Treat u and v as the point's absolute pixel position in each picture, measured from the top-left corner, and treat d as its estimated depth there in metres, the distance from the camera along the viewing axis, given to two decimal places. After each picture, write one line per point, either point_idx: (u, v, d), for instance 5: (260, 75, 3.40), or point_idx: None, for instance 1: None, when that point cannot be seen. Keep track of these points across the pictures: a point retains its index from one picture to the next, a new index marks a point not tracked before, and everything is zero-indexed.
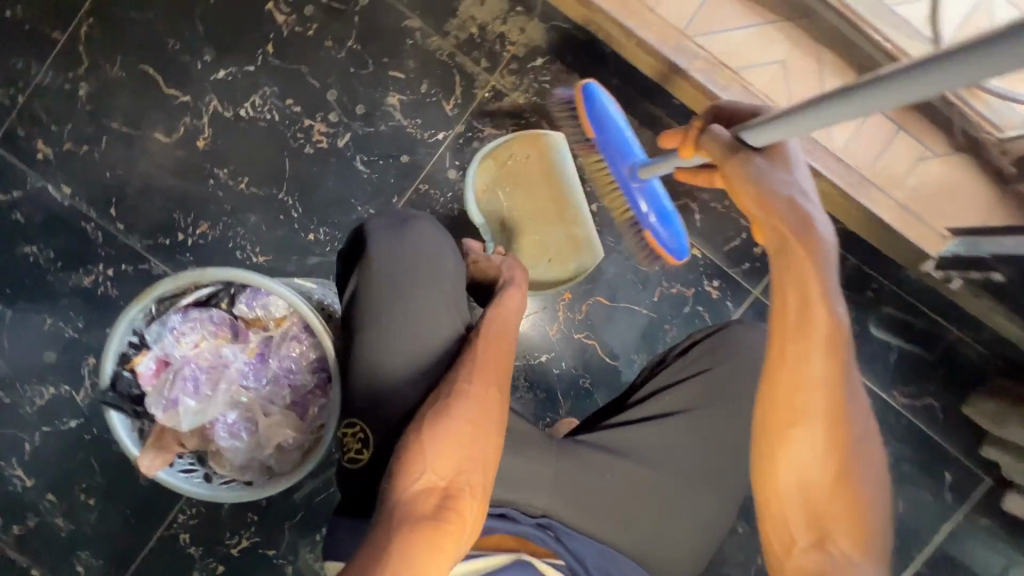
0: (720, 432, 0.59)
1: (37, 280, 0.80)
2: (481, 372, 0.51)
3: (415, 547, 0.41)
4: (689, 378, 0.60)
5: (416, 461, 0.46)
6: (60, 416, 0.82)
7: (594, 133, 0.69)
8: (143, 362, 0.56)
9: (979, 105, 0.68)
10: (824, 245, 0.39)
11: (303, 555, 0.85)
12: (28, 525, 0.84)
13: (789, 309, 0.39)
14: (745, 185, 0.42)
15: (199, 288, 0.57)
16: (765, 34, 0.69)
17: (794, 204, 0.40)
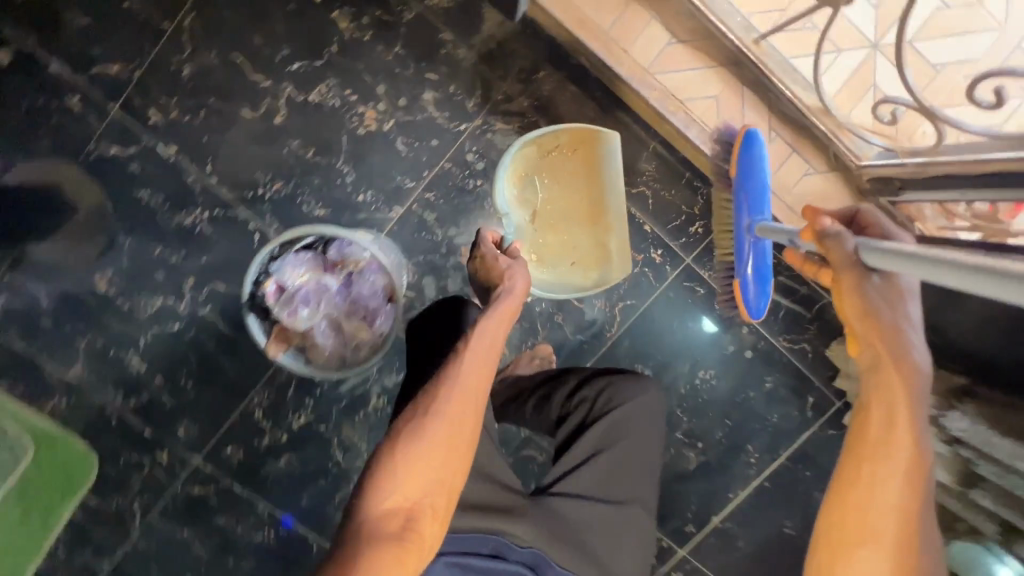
0: (622, 457, 0.90)
1: (148, 217, 1.05)
2: (455, 404, 0.70)
3: (380, 548, 0.60)
4: (599, 422, 0.91)
5: (390, 487, 0.65)
6: (166, 321, 1.10)
7: (740, 176, 0.86)
8: (269, 285, 0.87)
9: (844, 140, 0.94)
10: (920, 374, 0.56)
11: (346, 430, 1.18)
12: (142, 399, 1.14)
13: (872, 432, 0.57)
14: (852, 294, 0.59)
15: (305, 237, 0.87)
16: (706, 76, 0.95)
17: (899, 332, 0.57)
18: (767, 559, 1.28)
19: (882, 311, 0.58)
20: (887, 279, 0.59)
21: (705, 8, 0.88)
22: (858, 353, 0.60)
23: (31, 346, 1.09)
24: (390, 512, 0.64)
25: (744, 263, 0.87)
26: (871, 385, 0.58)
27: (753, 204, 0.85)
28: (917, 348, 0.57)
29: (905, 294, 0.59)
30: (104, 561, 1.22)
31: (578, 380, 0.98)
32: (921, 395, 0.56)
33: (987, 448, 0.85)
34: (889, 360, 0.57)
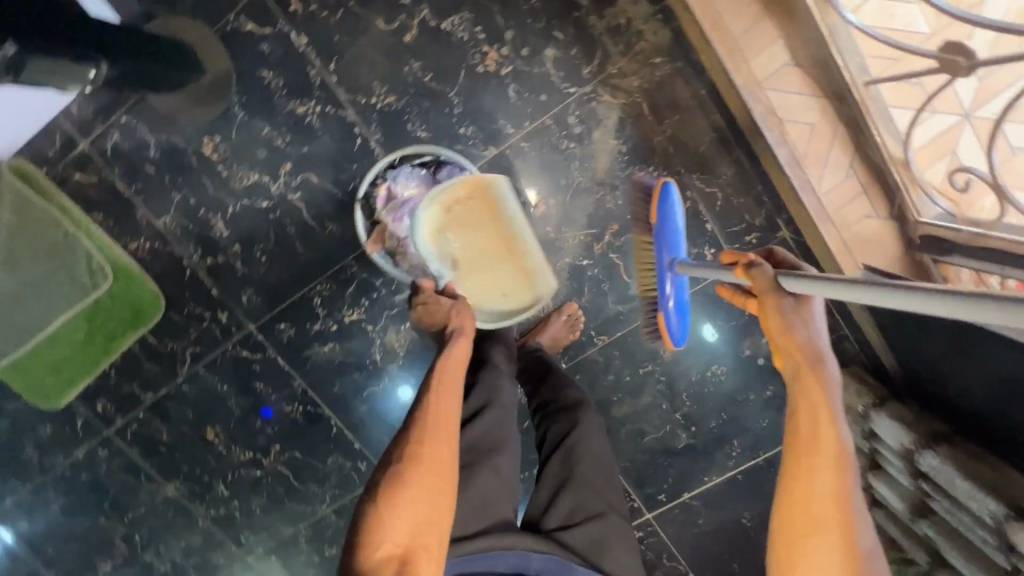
0: (592, 467, 0.90)
1: (265, 97, 1.14)
2: (426, 445, 0.75)
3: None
4: (555, 450, 0.92)
5: (380, 536, 0.67)
6: (256, 196, 1.20)
7: (657, 222, 0.98)
8: (383, 190, 1.14)
9: (914, 195, 1.02)
10: (828, 372, 0.70)
11: (390, 335, 1.30)
12: (217, 261, 1.25)
13: (802, 427, 0.68)
14: (773, 317, 0.72)
15: (420, 157, 1.13)
16: (809, 103, 1.04)
17: (812, 341, 0.71)
18: (720, 539, 1.45)
19: (796, 327, 0.71)
20: (800, 300, 0.73)
21: (833, 41, 0.95)
22: (782, 365, 0.73)
23: (132, 187, 1.21)
24: (383, 559, 0.65)
25: (667, 297, 0.98)
26: (797, 389, 0.70)
27: (671, 245, 0.97)
28: (823, 350, 0.71)
29: (815, 311, 0.73)
30: (148, 394, 1.36)
31: (538, 414, 1.01)
32: (833, 388, 0.70)
33: (946, 484, 0.97)
34: (806, 367, 0.70)
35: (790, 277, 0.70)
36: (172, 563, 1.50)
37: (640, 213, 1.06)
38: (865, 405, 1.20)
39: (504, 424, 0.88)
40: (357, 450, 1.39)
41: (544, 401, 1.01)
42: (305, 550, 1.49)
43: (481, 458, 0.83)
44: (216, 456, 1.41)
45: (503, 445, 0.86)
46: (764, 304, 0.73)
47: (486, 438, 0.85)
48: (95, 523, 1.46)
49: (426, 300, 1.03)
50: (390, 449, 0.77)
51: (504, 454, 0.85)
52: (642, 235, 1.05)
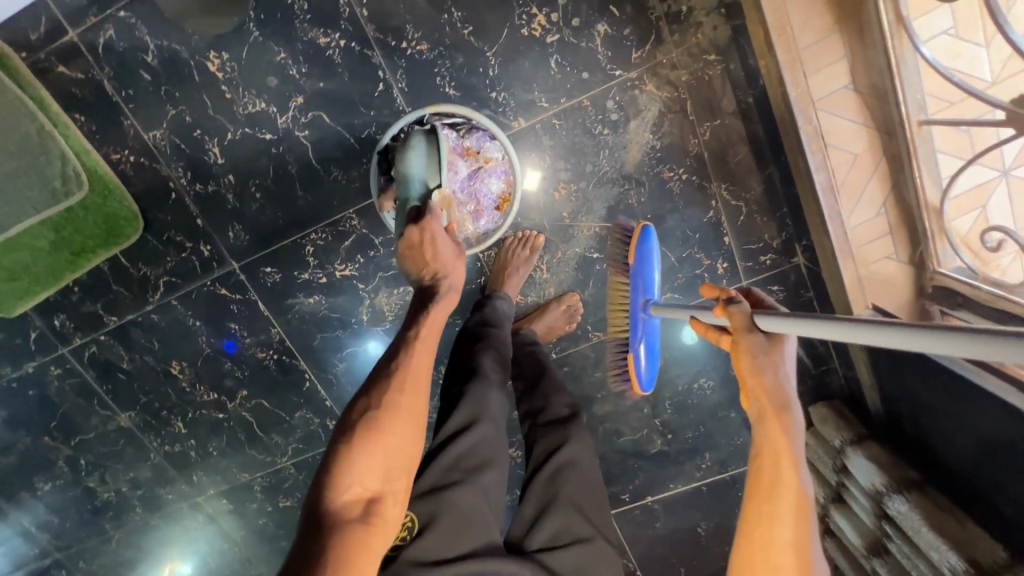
0: (578, 487, 0.87)
1: (287, 19, 1.06)
2: (405, 394, 0.73)
3: (349, 533, 0.61)
4: (540, 468, 0.89)
5: (348, 480, 0.66)
6: (261, 126, 1.12)
7: (634, 262, 1.01)
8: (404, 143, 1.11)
9: (939, 244, 0.97)
10: (794, 419, 0.64)
11: (380, 297, 1.23)
12: (208, 188, 1.16)
13: (762, 473, 0.62)
14: (745, 355, 0.66)
15: (456, 117, 1.10)
16: (858, 132, 1.00)
17: (779, 385, 0.64)
18: (673, 545, 1.46)
19: (766, 369, 0.65)
20: (772, 340, 0.67)
21: (896, 72, 0.90)
22: (747, 406, 0.66)
23: (121, 91, 1.10)
24: (352, 500, 0.65)
25: (637, 339, 1.00)
26: (759, 435, 0.64)
27: (645, 288, 1.00)
28: (790, 394, 0.65)
29: (785, 357, 0.67)
30: (112, 318, 1.27)
31: (527, 422, 0.99)
32: (798, 433, 0.63)
33: (911, 531, 0.98)
34: (769, 409, 0.64)
35: (778, 319, 0.63)
36: (117, 492, 1.45)
37: (617, 253, 1.09)
38: (842, 440, 1.22)
39: (490, 437, 0.84)
40: (327, 406, 1.34)
41: (534, 410, 0.99)
42: (258, 499, 1.45)
43: (464, 477, 0.80)
44: (177, 391, 1.34)
45: (491, 461, 0.83)
46: (736, 343, 0.67)
47: (473, 456, 0.82)
48: (38, 442, 1.38)
49: (416, 240, 0.91)
50: (364, 393, 0.74)
51: (491, 469, 0.82)
52: (617, 275, 1.08)
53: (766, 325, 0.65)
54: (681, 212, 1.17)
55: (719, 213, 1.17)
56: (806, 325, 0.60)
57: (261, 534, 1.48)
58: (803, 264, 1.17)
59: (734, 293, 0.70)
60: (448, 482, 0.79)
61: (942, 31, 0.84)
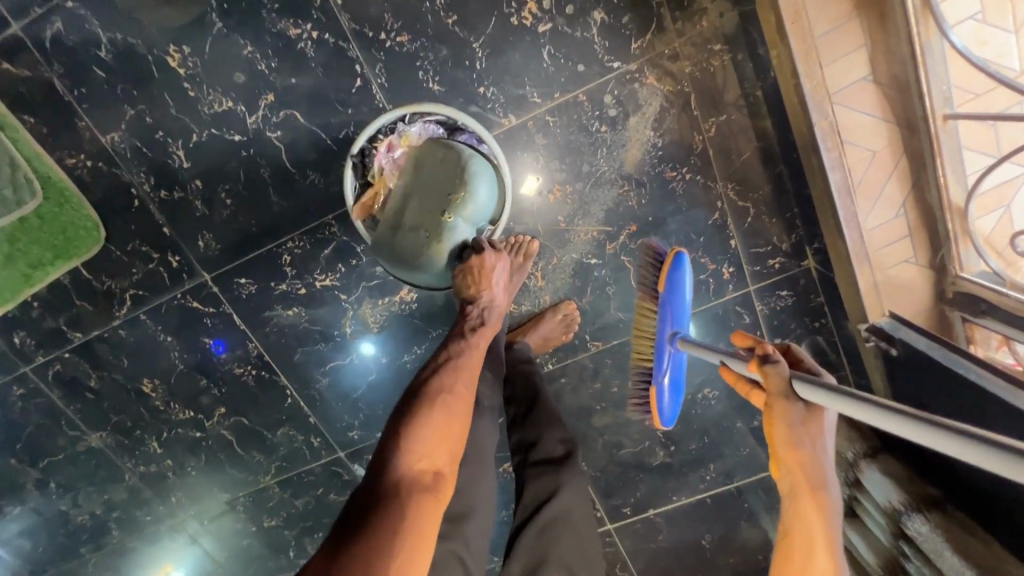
0: (571, 543, 0.82)
1: (254, 9, 0.97)
2: (467, 382, 0.79)
3: (419, 498, 0.63)
4: (530, 519, 0.83)
5: (417, 451, 0.67)
6: (229, 127, 1.03)
7: (665, 291, 0.94)
8: (381, 144, 1.04)
9: (963, 246, 0.89)
10: (830, 499, 0.62)
11: (364, 308, 1.16)
12: (173, 195, 1.07)
13: (793, 556, 0.61)
14: (781, 424, 0.63)
15: (438, 114, 1.03)
16: (877, 126, 0.92)
17: (816, 461, 0.63)
18: (676, 558, 1.40)
19: (802, 442, 0.63)
20: (810, 410, 0.64)
21: (921, 62, 0.82)
22: (778, 477, 0.65)
23: (73, 90, 1.00)
24: (422, 468, 0.66)
25: (662, 371, 0.93)
26: (791, 512, 0.62)
27: (675, 318, 0.94)
28: (828, 471, 0.63)
29: (824, 428, 0.64)
30: (76, 334, 1.18)
31: (517, 457, 0.92)
32: (834, 515, 0.62)
33: (932, 554, 0.91)
34: (804, 486, 0.63)
35: (814, 389, 0.61)
36: (91, 515, 1.37)
37: (646, 279, 0.98)
38: (856, 453, 1.16)
39: (476, 479, 0.79)
40: (310, 423, 1.27)
41: (525, 444, 0.92)
42: (241, 519, 1.38)
43: (447, 527, 0.74)
44: (151, 410, 1.26)
45: (472, 510, 0.77)
46: (771, 408, 0.65)
47: (455, 502, 0.77)
48: (4, 465, 1.30)
49: (488, 264, 0.95)
50: (427, 379, 0.78)
51: (474, 520, 0.76)
52: (646, 303, 0.97)
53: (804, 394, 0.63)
54: (685, 213, 1.09)
55: (724, 214, 1.09)
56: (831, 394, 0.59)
57: (246, 554, 1.41)
58: (814, 268, 1.10)
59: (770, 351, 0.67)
60: None
61: (969, 16, 0.77)
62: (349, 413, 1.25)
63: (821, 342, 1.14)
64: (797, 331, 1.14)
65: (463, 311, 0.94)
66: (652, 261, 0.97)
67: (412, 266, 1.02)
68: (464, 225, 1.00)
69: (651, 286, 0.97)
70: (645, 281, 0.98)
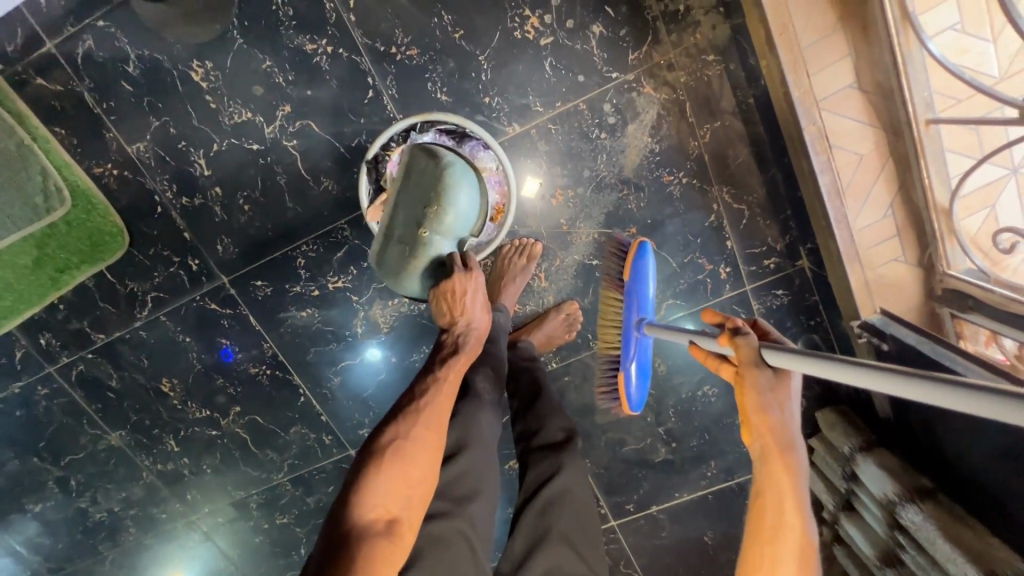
0: (572, 520, 0.85)
1: (272, 26, 1.03)
2: (430, 426, 0.77)
3: (372, 547, 0.65)
4: (532, 499, 0.86)
5: (371, 500, 0.69)
6: (247, 136, 1.08)
7: (631, 280, 0.99)
8: (395, 153, 1.09)
9: (950, 245, 0.93)
10: (798, 458, 0.66)
11: (375, 309, 1.20)
12: (194, 201, 1.13)
13: (767, 516, 0.64)
14: (750, 390, 0.68)
15: (449, 124, 1.08)
16: (863, 132, 0.96)
17: (783, 425, 0.67)
18: (679, 555, 1.43)
19: (771, 407, 0.67)
20: (779, 374, 0.68)
21: (902, 70, 0.87)
22: (750, 443, 0.69)
23: (102, 104, 1.06)
24: (375, 517, 0.68)
25: (630, 359, 0.99)
26: (763, 473, 0.66)
27: (640, 306, 0.98)
28: (795, 433, 0.67)
29: (791, 394, 0.68)
30: (99, 335, 1.23)
31: (520, 445, 0.95)
32: (802, 474, 0.66)
33: (926, 543, 0.94)
34: (774, 449, 0.66)
35: (778, 353, 0.66)
36: (110, 512, 1.41)
37: (611, 268, 1.07)
38: (852, 447, 1.18)
39: (481, 464, 0.83)
40: (322, 421, 1.31)
41: (528, 432, 0.95)
42: (254, 516, 1.42)
43: (452, 506, 0.78)
44: (169, 409, 1.30)
45: (478, 491, 0.81)
46: (743, 376, 0.69)
47: (460, 484, 0.80)
48: (27, 463, 1.35)
49: (456, 290, 0.95)
50: (387, 422, 0.78)
51: (481, 499, 0.81)
52: (610, 291, 1.05)
53: (773, 361, 0.68)
54: (682, 216, 1.14)
55: (720, 216, 1.14)
56: (798, 361, 0.64)
57: (258, 552, 1.45)
58: (808, 268, 1.14)
59: (741, 324, 0.72)
60: (430, 512, 0.77)
61: (949, 27, 0.81)
62: (360, 410, 1.29)
63: (816, 340, 1.18)
64: (793, 328, 1.18)
65: (440, 339, 0.94)
66: (616, 252, 1.05)
67: (394, 276, 1.04)
68: (442, 237, 1.01)
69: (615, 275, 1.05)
70: (611, 270, 1.06)
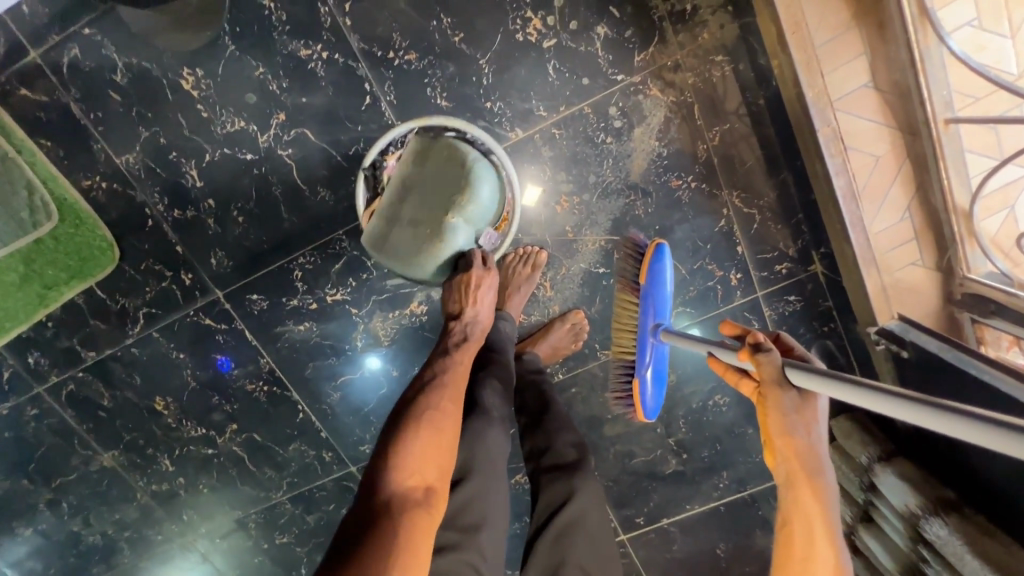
0: (589, 547, 0.82)
1: (266, 31, 1.00)
2: (455, 401, 0.77)
3: (412, 518, 0.63)
4: (545, 528, 0.82)
5: (407, 470, 0.67)
6: (241, 146, 1.05)
7: (647, 282, 0.95)
8: (391, 158, 1.05)
9: (969, 248, 0.90)
10: (826, 485, 0.63)
11: (375, 322, 1.16)
12: (186, 214, 1.09)
13: (796, 548, 0.61)
14: (774, 413, 0.64)
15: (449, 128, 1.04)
16: (879, 132, 0.93)
17: (809, 450, 0.63)
18: (691, 569, 1.38)
19: (796, 429, 0.63)
20: (803, 396, 0.65)
21: (921, 68, 0.84)
22: (774, 467, 0.65)
23: (89, 114, 1.03)
24: (413, 485, 0.66)
25: (645, 365, 0.95)
26: (790, 501, 0.63)
27: (657, 310, 0.95)
28: (822, 458, 0.64)
29: (816, 415, 0.65)
30: (90, 353, 1.19)
31: (529, 464, 0.91)
32: (832, 500, 0.63)
33: (953, 558, 0.90)
34: (800, 475, 0.63)
35: (803, 373, 0.62)
36: (103, 535, 1.36)
37: (626, 270, 1.01)
38: (870, 457, 1.15)
39: (489, 489, 0.79)
40: (322, 438, 1.27)
41: (537, 450, 0.91)
42: (252, 536, 1.37)
43: (460, 536, 0.74)
44: (163, 428, 1.26)
45: (486, 519, 0.77)
46: (764, 395, 0.65)
47: (470, 512, 0.76)
48: (17, 485, 1.30)
49: (473, 279, 0.95)
50: (414, 395, 0.77)
51: (489, 529, 0.77)
52: (625, 294, 1.00)
53: (795, 380, 0.63)
54: (691, 221, 1.10)
55: (730, 221, 1.10)
56: (818, 383, 0.60)
57: (257, 573, 1.40)
58: (821, 273, 1.11)
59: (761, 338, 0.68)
60: (440, 544, 0.74)
61: (965, 23, 0.78)
62: (360, 426, 1.25)
63: (830, 346, 1.15)
64: (806, 335, 1.15)
65: (448, 326, 0.93)
66: (631, 253, 1.00)
67: (411, 262, 1.01)
68: (464, 226, 1.00)
69: (631, 277, 1.00)
70: (625, 272, 1.01)
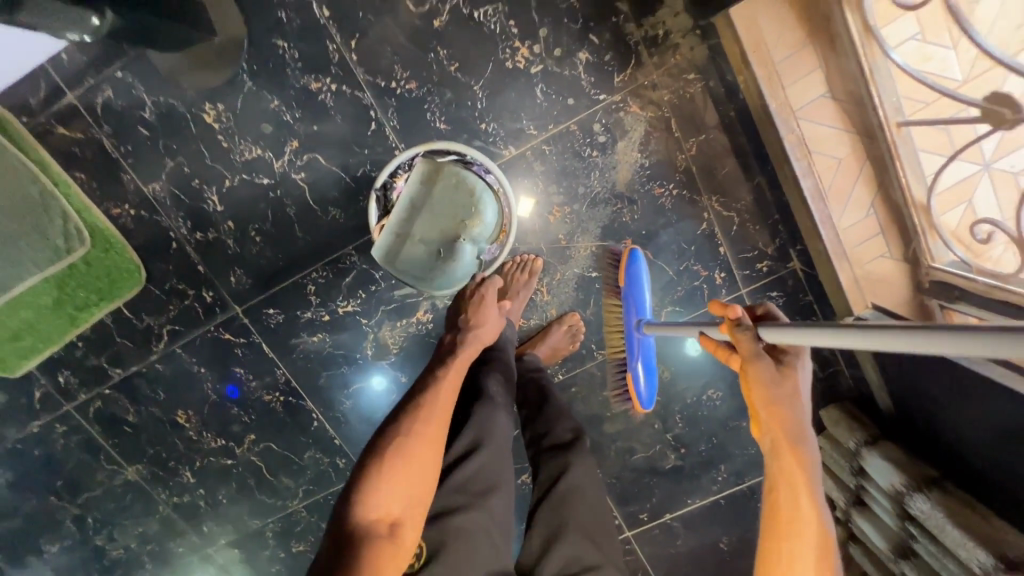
0: (587, 511, 0.87)
1: (279, 67, 1.10)
2: (433, 423, 0.78)
3: (373, 551, 0.68)
4: (547, 495, 0.88)
5: (372, 503, 0.71)
6: (257, 172, 1.14)
7: (626, 285, 1.03)
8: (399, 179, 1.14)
9: (931, 241, 0.98)
10: (809, 453, 0.70)
11: (383, 331, 1.24)
12: (208, 236, 1.18)
13: (783, 510, 0.67)
14: (758, 386, 0.71)
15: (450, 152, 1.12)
16: (840, 137, 1.03)
17: (792, 421, 0.70)
18: (696, 562, 1.43)
19: (780, 402, 0.70)
20: (783, 371, 0.71)
21: (871, 78, 0.93)
22: (761, 437, 0.72)
23: (119, 148, 1.12)
24: (377, 518, 0.70)
25: (635, 360, 1.02)
26: (775, 468, 0.69)
27: (637, 309, 1.03)
28: (805, 428, 0.71)
29: (798, 389, 0.72)
30: (117, 371, 1.27)
31: (530, 450, 0.98)
32: (814, 467, 0.69)
33: (937, 530, 0.96)
34: (784, 443, 0.70)
35: (780, 330, 0.66)
36: (126, 548, 1.41)
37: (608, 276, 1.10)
38: (857, 442, 1.20)
39: (503, 472, 0.85)
40: (336, 445, 1.33)
41: (538, 436, 0.98)
42: (270, 545, 1.42)
43: (472, 500, 0.81)
44: (185, 440, 1.32)
45: (497, 485, 0.84)
46: (748, 370, 0.72)
47: (479, 480, 0.83)
48: (45, 502, 1.36)
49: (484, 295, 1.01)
50: (390, 420, 0.79)
51: (497, 495, 0.83)
52: (611, 299, 1.09)
53: (767, 336, 0.69)
54: (675, 225, 1.19)
55: (711, 224, 1.19)
56: (792, 337, 0.64)
57: None
58: (800, 269, 1.18)
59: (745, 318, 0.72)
60: (452, 506, 0.79)
61: (910, 37, 0.87)
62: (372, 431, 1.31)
63: None
64: None
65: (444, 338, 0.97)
66: (610, 261, 1.09)
67: (426, 279, 1.14)
68: (472, 246, 1.15)
69: (612, 283, 1.09)
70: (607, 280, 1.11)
